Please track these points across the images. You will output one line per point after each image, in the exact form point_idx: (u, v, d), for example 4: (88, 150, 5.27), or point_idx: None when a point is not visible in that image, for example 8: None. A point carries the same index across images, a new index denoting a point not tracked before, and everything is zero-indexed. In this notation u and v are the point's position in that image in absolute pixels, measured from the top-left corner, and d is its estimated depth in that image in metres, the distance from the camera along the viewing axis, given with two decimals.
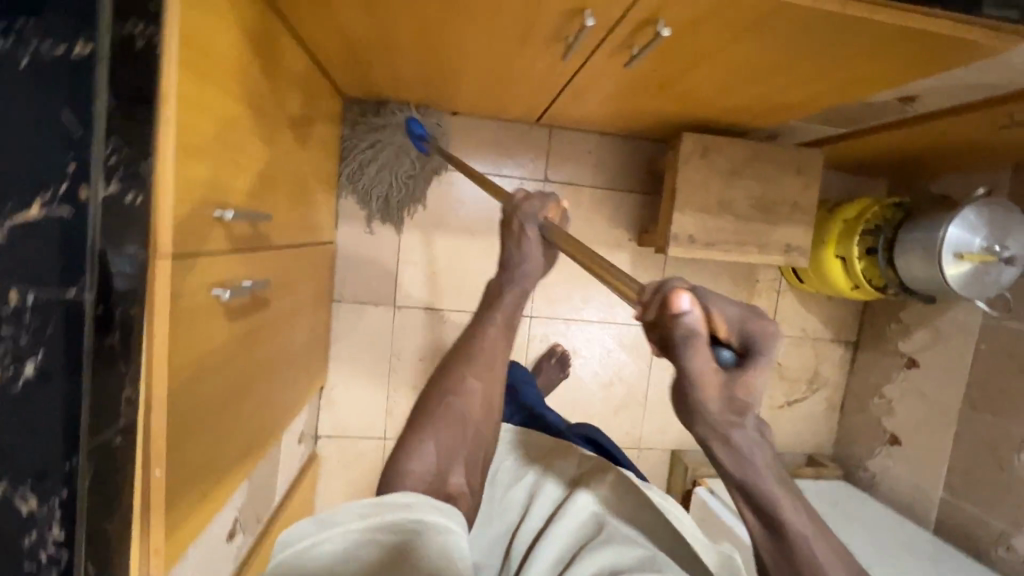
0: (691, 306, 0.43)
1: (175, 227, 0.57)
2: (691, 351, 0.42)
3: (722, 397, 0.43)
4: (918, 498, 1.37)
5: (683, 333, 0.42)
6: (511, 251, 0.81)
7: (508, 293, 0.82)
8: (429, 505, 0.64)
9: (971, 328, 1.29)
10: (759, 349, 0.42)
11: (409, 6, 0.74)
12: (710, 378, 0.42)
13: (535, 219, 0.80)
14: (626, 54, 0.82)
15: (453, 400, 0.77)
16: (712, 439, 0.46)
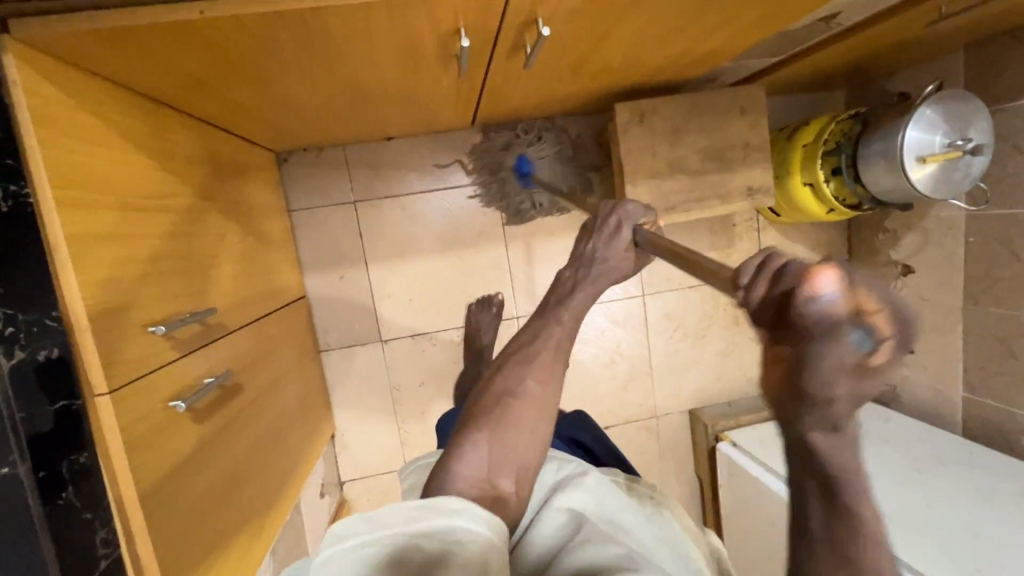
0: (836, 286, 0.33)
1: (115, 359, 0.58)
2: (827, 338, 0.33)
3: (853, 388, 0.33)
4: (941, 402, 1.35)
5: (821, 316, 0.33)
6: (595, 246, 0.74)
7: (579, 295, 0.72)
8: (488, 520, 0.51)
9: (956, 224, 1.25)
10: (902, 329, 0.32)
11: (289, 66, 0.72)
12: (844, 371, 0.33)
13: (634, 220, 0.74)
14: (521, 54, 0.79)
15: (511, 402, 0.63)
16: (818, 437, 0.36)
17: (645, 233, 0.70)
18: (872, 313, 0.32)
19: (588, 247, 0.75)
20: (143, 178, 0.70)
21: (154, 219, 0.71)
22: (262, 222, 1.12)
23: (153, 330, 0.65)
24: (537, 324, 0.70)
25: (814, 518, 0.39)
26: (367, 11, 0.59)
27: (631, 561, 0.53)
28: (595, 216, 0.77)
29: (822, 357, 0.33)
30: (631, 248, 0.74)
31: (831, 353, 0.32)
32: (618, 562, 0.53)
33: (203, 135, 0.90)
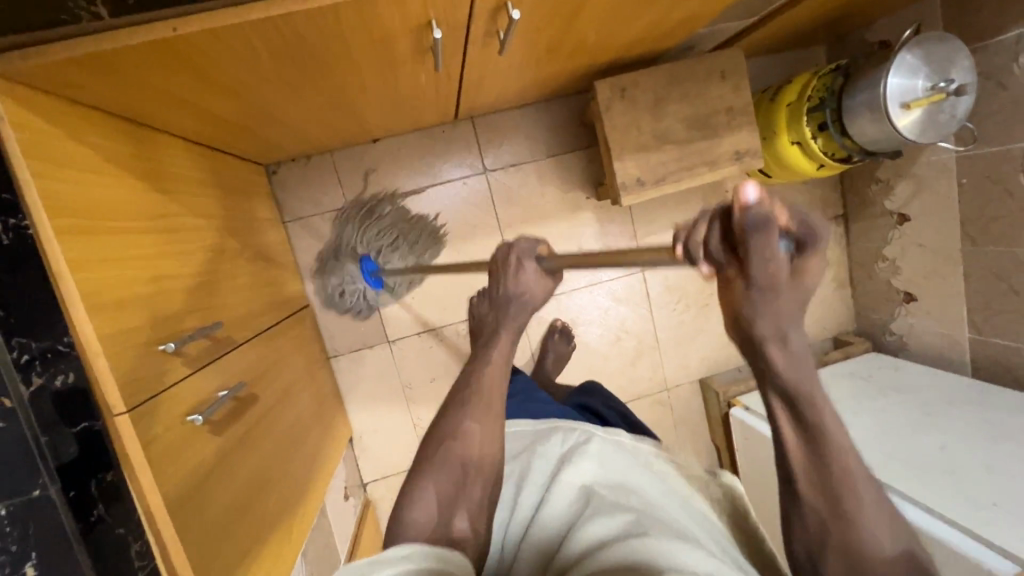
0: (759, 194, 0.37)
1: (131, 379, 0.59)
2: (765, 247, 0.38)
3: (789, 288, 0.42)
4: (949, 346, 1.35)
5: (752, 223, 0.37)
6: (505, 284, 0.73)
7: (504, 331, 0.74)
8: (432, 554, 0.54)
9: (947, 166, 1.25)
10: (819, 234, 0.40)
11: (268, 73, 0.73)
12: (780, 267, 0.40)
13: (531, 253, 0.73)
14: (495, 40, 0.79)
15: (453, 445, 0.66)
16: (768, 341, 0.46)
17: (551, 261, 0.70)
18: (793, 225, 0.40)
19: (498, 288, 0.74)
20: (137, 201, 0.71)
21: (153, 240, 0.72)
22: (258, 235, 1.13)
23: (163, 348, 0.66)
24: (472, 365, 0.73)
25: (789, 441, 0.49)
26: (337, 12, 0.59)
27: (640, 526, 0.55)
28: (496, 257, 0.76)
29: (764, 264, 0.39)
30: (540, 274, 0.73)
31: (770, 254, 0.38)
32: (626, 530, 0.55)
33: (192, 155, 0.91)
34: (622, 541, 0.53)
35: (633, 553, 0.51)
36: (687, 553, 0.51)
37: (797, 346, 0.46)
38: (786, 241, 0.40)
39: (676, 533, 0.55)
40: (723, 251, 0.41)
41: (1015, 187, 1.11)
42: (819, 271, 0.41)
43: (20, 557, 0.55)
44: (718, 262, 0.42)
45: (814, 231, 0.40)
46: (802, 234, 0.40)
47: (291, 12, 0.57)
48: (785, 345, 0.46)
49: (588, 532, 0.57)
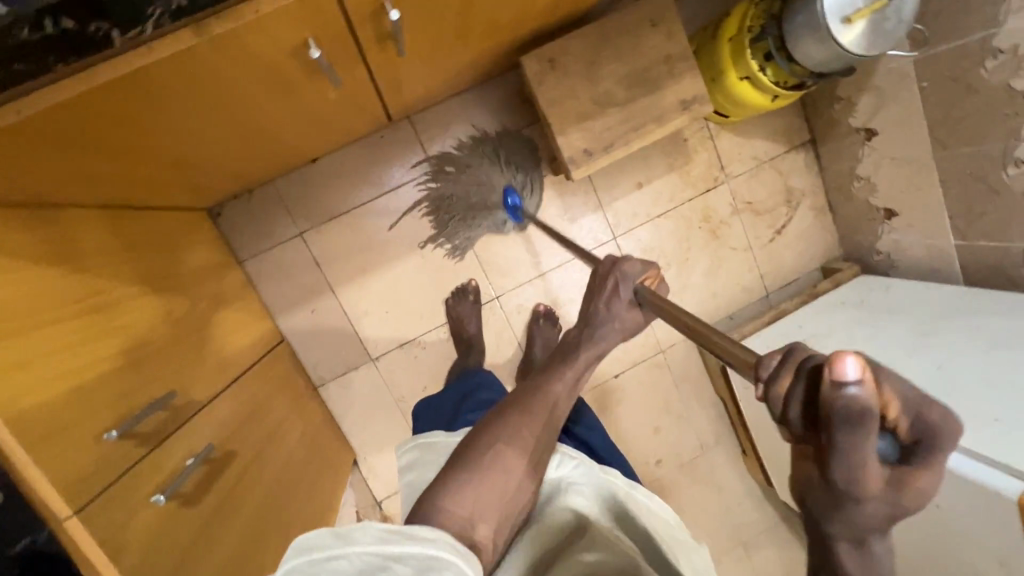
0: (862, 374, 0.31)
1: (75, 478, 0.57)
2: (858, 436, 0.31)
3: (882, 505, 0.33)
4: (937, 256, 1.31)
5: (845, 409, 0.31)
6: (597, 307, 0.75)
7: (585, 350, 0.73)
8: (463, 549, 0.48)
9: (906, 73, 1.18)
10: (938, 445, 0.32)
11: (157, 128, 0.69)
12: (871, 470, 0.32)
13: (633, 280, 0.75)
14: (391, 41, 0.74)
15: (503, 448, 0.61)
16: (841, 542, 0.36)
17: (647, 295, 0.71)
18: (902, 423, 0.33)
19: (590, 309, 0.76)
20: (56, 288, 0.68)
21: (80, 324, 0.69)
22: (208, 285, 1.09)
23: (107, 436, 0.63)
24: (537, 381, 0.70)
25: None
26: (200, 57, 0.56)
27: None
28: (598, 273, 0.78)
29: (853, 458, 0.32)
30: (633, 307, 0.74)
31: (863, 455, 0.32)
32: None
33: (116, 220, 0.88)
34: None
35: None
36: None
37: (882, 558, 0.36)
38: (886, 438, 0.34)
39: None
40: (803, 422, 0.35)
41: (978, 81, 1.04)
42: (931, 491, 0.32)
43: None
44: (795, 433, 0.36)
45: (928, 435, 0.32)
46: (912, 439, 0.33)
47: (141, 69, 0.53)
48: (864, 552, 0.36)
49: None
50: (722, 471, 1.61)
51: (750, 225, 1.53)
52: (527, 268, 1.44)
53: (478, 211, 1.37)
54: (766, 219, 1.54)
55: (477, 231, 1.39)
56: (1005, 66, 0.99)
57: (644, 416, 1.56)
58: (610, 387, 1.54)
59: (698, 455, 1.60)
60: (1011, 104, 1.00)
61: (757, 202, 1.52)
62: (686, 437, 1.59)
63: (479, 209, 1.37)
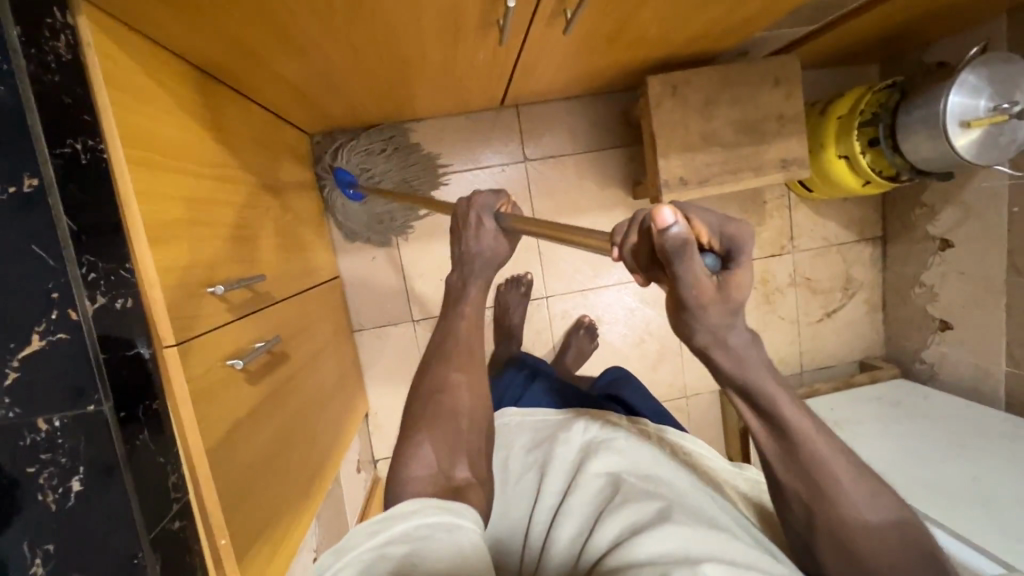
0: (677, 217, 0.40)
1: (181, 315, 0.60)
2: (687, 263, 0.41)
3: (720, 304, 0.45)
4: (983, 378, 1.31)
5: (674, 250, 0.40)
6: (467, 242, 0.77)
7: (474, 286, 0.79)
8: (444, 508, 0.57)
9: (1000, 194, 1.21)
10: (741, 246, 0.43)
11: (337, 37, 0.74)
12: (704, 282, 0.43)
13: (490, 208, 0.75)
14: (561, 18, 0.80)
15: (441, 397, 0.73)
16: (712, 348, 0.50)
17: (506, 218, 0.71)
18: (713, 240, 0.44)
19: (460, 249, 0.77)
20: (199, 147, 0.72)
21: (210, 187, 0.73)
22: (296, 200, 1.13)
23: (211, 290, 0.67)
24: (445, 326, 0.79)
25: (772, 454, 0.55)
26: None
27: (669, 514, 0.57)
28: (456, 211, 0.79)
29: (688, 277, 0.42)
30: (499, 234, 0.75)
31: (693, 277, 0.42)
32: (659, 516, 0.57)
33: (248, 110, 0.92)
34: (668, 528, 0.54)
35: (676, 547, 0.52)
36: (717, 548, 0.53)
37: (740, 350, 0.50)
38: (709, 254, 0.44)
39: (707, 525, 0.57)
40: (649, 267, 0.45)
41: None
42: (748, 281, 0.44)
43: (69, 473, 0.52)
44: (645, 275, 0.46)
45: (735, 245, 0.43)
46: (723, 249, 0.44)
47: None
48: (729, 350, 0.50)
49: (617, 525, 0.58)
50: None
51: (803, 300, 1.55)
52: (583, 278, 1.48)
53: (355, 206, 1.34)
54: (821, 298, 1.56)
55: (377, 218, 1.35)
56: None
57: None
58: None
59: None
60: None
61: (816, 281, 1.55)
62: None
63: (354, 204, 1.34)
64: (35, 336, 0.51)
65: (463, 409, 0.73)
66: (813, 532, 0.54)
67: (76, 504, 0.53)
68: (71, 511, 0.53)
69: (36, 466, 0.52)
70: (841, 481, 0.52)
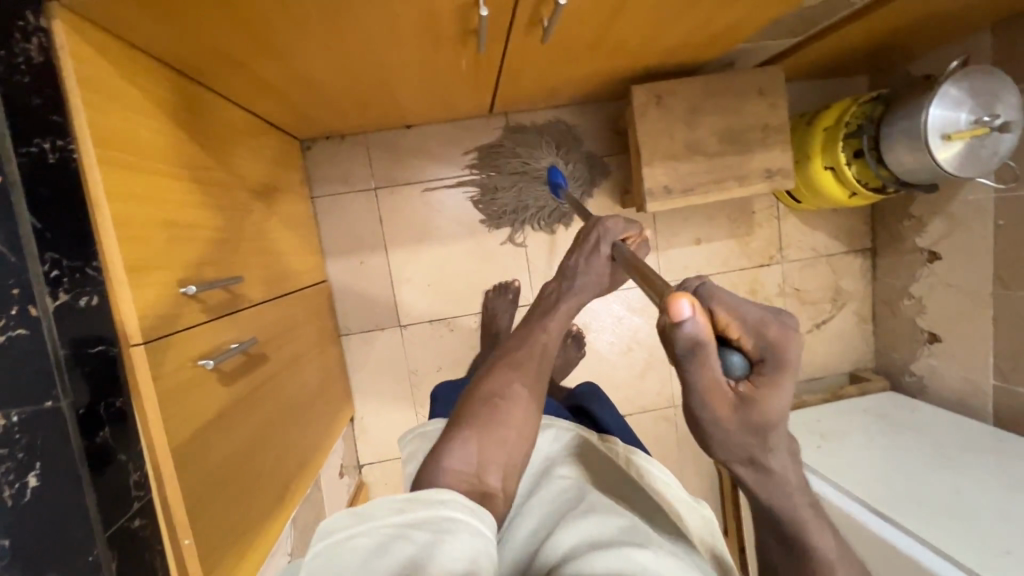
0: (694, 311, 0.37)
1: (150, 314, 0.60)
2: (693, 364, 0.38)
3: (734, 412, 0.39)
4: (971, 392, 1.30)
5: (682, 343, 0.37)
6: (578, 262, 0.85)
7: (563, 303, 0.81)
8: (477, 510, 0.54)
9: (986, 207, 1.22)
10: (773, 358, 0.38)
11: (315, 42, 0.75)
12: (714, 391, 0.38)
13: (613, 236, 0.85)
14: (539, 28, 0.81)
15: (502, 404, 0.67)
16: (734, 460, 0.43)
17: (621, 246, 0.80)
18: (748, 339, 0.40)
19: (571, 262, 0.85)
20: (177, 148, 0.73)
21: (188, 189, 0.74)
22: (282, 204, 1.14)
23: (184, 290, 0.67)
24: (526, 333, 0.78)
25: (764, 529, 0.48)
26: None
27: (630, 532, 0.58)
28: (581, 233, 0.89)
29: (695, 380, 0.38)
30: (609, 261, 0.83)
31: (699, 380, 0.38)
32: (619, 535, 0.57)
33: (232, 113, 0.94)
34: (623, 545, 0.54)
35: (631, 563, 0.52)
36: (671, 571, 0.53)
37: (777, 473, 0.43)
38: (737, 358, 0.40)
39: (663, 547, 0.57)
40: None
41: None
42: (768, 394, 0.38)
43: (25, 468, 0.52)
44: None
45: (768, 352, 0.39)
46: (754, 354, 0.39)
47: None
48: (756, 470, 0.43)
49: (577, 533, 0.58)
50: None
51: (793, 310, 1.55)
52: None
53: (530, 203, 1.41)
54: (810, 309, 1.55)
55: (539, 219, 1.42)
56: None
57: None
58: None
59: None
60: None
61: (805, 292, 1.55)
62: None
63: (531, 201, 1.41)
64: None
65: (511, 424, 0.68)
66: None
67: (33, 499, 0.53)
68: (29, 506, 0.53)
69: None
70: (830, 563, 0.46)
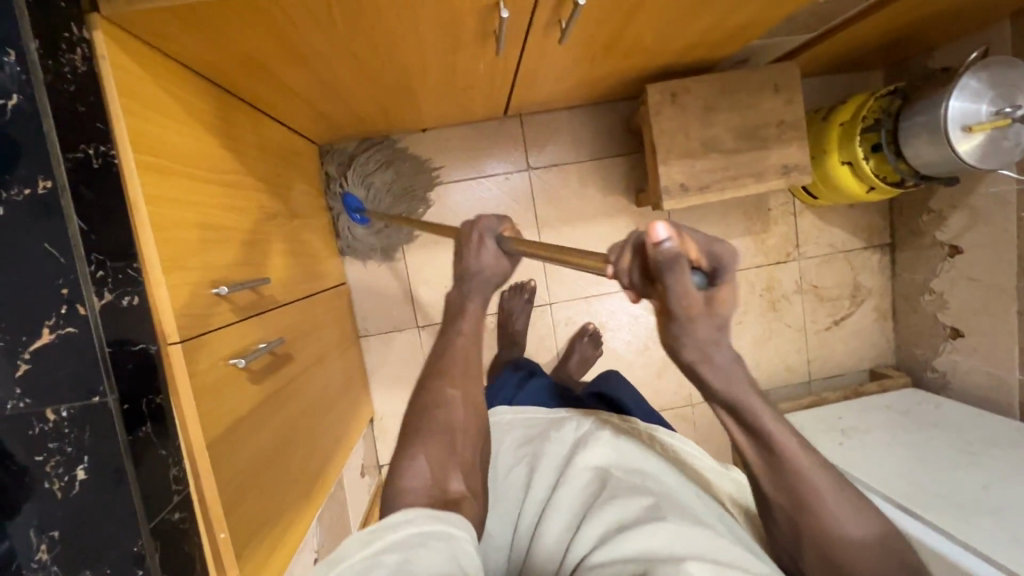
0: (669, 233, 0.43)
1: (185, 314, 0.62)
2: (677, 275, 0.44)
3: (708, 319, 0.48)
4: (997, 387, 1.28)
5: (664, 258, 0.43)
6: (467, 259, 0.79)
7: (472, 302, 0.79)
8: (438, 518, 0.56)
9: (1008, 199, 1.20)
10: (725, 267, 0.47)
11: (339, 48, 0.77)
12: (692, 297, 0.45)
13: (494, 231, 0.79)
14: (556, 28, 0.82)
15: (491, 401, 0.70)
16: (698, 362, 0.53)
17: (507, 242, 0.75)
18: (703, 259, 0.47)
19: (460, 263, 0.80)
20: (209, 154, 0.75)
21: (218, 193, 0.76)
22: (303, 207, 1.16)
23: (216, 290, 0.69)
24: (441, 342, 0.78)
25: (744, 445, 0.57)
26: None
27: (657, 511, 0.58)
28: (460, 232, 0.82)
29: (677, 291, 0.45)
30: (500, 255, 0.78)
31: (682, 289, 0.44)
32: (645, 514, 0.58)
33: (257, 119, 0.96)
34: (651, 528, 0.55)
35: (662, 546, 0.53)
36: (704, 545, 0.54)
37: (729, 374, 0.54)
38: (697, 274, 0.47)
39: (693, 521, 0.57)
40: (643, 280, 0.47)
41: None
42: (731, 297, 0.48)
43: (73, 462, 0.54)
44: (635, 294, 0.48)
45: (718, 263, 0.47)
46: (709, 267, 0.47)
47: None
48: (711, 367, 0.53)
49: (604, 521, 0.59)
50: None
51: (810, 308, 1.54)
52: (587, 284, 1.49)
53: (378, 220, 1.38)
54: (828, 306, 1.54)
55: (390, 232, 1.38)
56: None
57: None
58: None
59: None
60: None
61: (823, 288, 1.53)
62: None
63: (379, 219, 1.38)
64: (45, 330, 0.53)
65: (456, 422, 0.71)
66: (799, 544, 0.56)
67: (80, 493, 0.55)
68: (76, 499, 0.55)
69: (44, 455, 0.54)
70: (802, 464, 0.55)
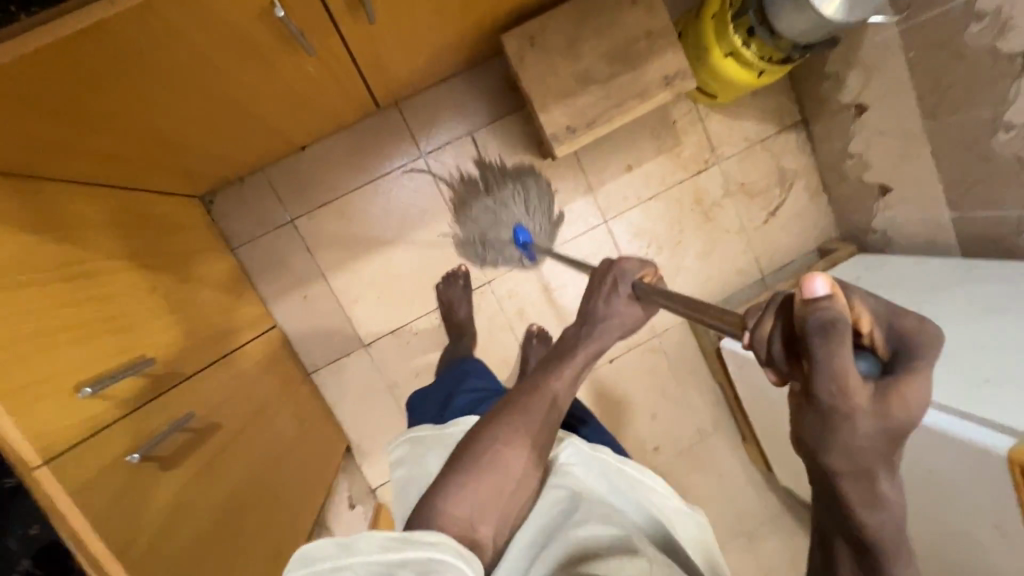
0: (829, 290, 0.36)
1: (49, 430, 0.58)
2: (834, 344, 0.34)
3: (877, 426, 0.34)
4: (934, 231, 1.28)
5: (814, 319, 0.35)
6: (596, 302, 0.73)
7: (581, 349, 0.70)
8: (467, 555, 0.47)
9: (892, 43, 1.17)
10: (912, 353, 0.36)
11: (131, 98, 0.72)
12: (856, 384, 0.34)
13: (633, 275, 0.73)
14: (362, 9, 0.77)
15: None
16: (841, 476, 0.36)
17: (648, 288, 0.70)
18: None
19: (589, 305, 0.73)
20: (44, 251, 0.69)
21: (66, 289, 0.70)
22: (195, 266, 1.11)
23: (82, 392, 0.64)
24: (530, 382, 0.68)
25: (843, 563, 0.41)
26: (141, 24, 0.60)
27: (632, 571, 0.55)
28: (595, 273, 0.77)
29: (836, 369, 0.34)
30: (632, 301, 0.72)
31: (838, 361, 0.34)
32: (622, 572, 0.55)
33: (109, 197, 0.90)
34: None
35: None
36: None
37: (879, 489, 0.36)
38: (864, 357, 0.37)
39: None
40: (786, 354, 0.39)
41: (962, 47, 1.03)
42: (922, 399, 0.34)
43: None
44: (778, 369, 0.40)
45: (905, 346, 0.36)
46: None
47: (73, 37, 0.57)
48: (871, 492, 0.36)
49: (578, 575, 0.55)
50: (722, 459, 1.58)
51: (744, 206, 1.52)
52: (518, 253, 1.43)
53: (493, 231, 1.41)
54: (760, 200, 1.52)
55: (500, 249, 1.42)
56: (989, 29, 0.97)
57: (640, 402, 1.54)
58: (604, 373, 1.53)
59: (697, 441, 1.56)
60: (997, 67, 0.98)
61: (750, 183, 1.51)
62: (684, 423, 1.56)
63: (493, 231, 1.41)
64: None
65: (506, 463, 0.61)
66: None
67: None
68: None
69: None
70: None
